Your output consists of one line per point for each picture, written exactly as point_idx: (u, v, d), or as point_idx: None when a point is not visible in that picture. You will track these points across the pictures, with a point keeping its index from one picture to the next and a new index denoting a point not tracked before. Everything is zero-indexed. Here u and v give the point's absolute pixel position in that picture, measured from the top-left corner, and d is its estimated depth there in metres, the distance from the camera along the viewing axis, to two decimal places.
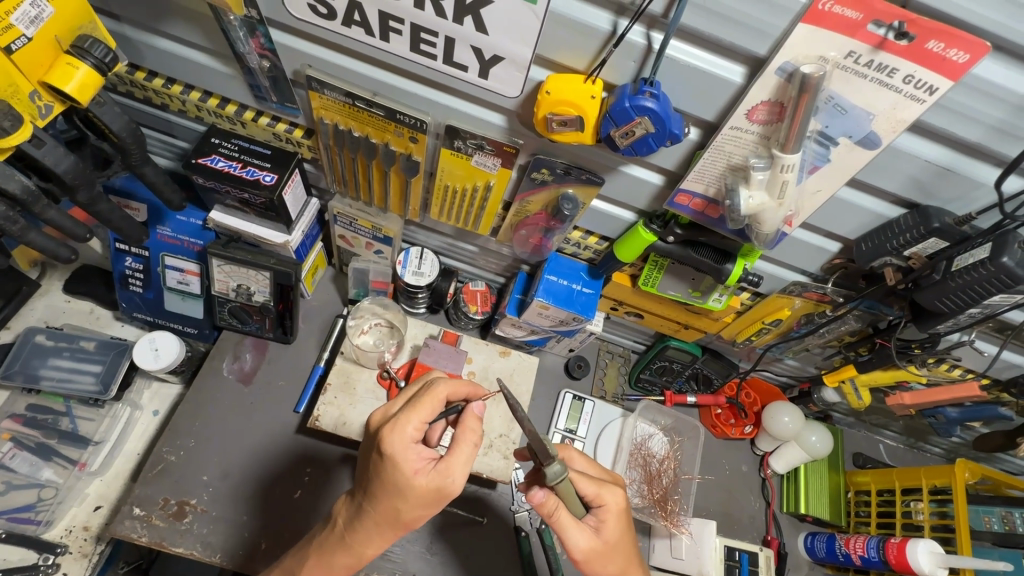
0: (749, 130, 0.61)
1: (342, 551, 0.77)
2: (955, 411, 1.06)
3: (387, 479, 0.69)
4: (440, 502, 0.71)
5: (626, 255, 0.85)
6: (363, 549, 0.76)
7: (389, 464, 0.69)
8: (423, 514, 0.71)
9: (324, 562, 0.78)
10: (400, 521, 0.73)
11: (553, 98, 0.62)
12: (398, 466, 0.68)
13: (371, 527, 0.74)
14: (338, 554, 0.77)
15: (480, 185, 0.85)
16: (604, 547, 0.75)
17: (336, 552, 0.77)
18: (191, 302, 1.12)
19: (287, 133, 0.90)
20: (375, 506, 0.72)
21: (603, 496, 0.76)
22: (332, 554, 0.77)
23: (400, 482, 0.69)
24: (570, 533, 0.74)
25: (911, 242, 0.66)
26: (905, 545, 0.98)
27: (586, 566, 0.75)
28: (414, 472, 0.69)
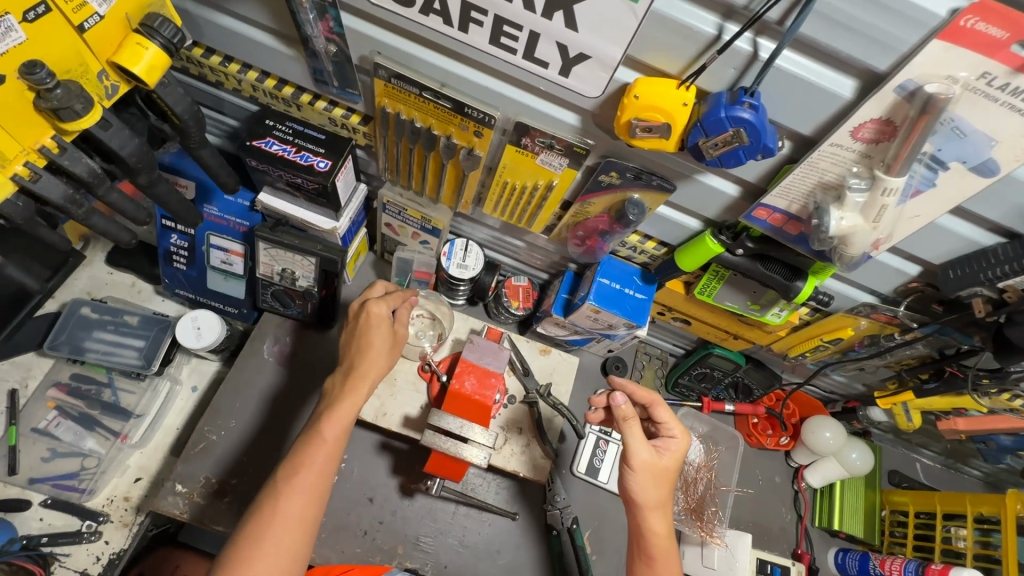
0: (851, 148, 0.57)
1: (346, 395, 0.83)
2: (1009, 439, 1.03)
3: (367, 330, 0.88)
4: (394, 352, 0.89)
5: (688, 264, 0.82)
6: (363, 393, 0.84)
7: (366, 319, 0.88)
8: (388, 358, 0.88)
9: (332, 412, 0.82)
10: (384, 363, 0.87)
11: (641, 103, 0.59)
12: (371, 314, 0.88)
13: (369, 369, 0.86)
14: (349, 396, 0.83)
15: (542, 183, 0.82)
16: (648, 504, 0.82)
17: (341, 399, 0.83)
18: (233, 282, 1.12)
19: (343, 119, 0.87)
20: (359, 358, 0.86)
21: (678, 430, 0.85)
22: (338, 400, 0.83)
23: (383, 327, 0.88)
24: (637, 444, 0.81)
25: (1009, 274, 0.62)
26: (948, 570, 0.97)
27: (641, 480, 0.81)
28: (382, 317, 0.89)
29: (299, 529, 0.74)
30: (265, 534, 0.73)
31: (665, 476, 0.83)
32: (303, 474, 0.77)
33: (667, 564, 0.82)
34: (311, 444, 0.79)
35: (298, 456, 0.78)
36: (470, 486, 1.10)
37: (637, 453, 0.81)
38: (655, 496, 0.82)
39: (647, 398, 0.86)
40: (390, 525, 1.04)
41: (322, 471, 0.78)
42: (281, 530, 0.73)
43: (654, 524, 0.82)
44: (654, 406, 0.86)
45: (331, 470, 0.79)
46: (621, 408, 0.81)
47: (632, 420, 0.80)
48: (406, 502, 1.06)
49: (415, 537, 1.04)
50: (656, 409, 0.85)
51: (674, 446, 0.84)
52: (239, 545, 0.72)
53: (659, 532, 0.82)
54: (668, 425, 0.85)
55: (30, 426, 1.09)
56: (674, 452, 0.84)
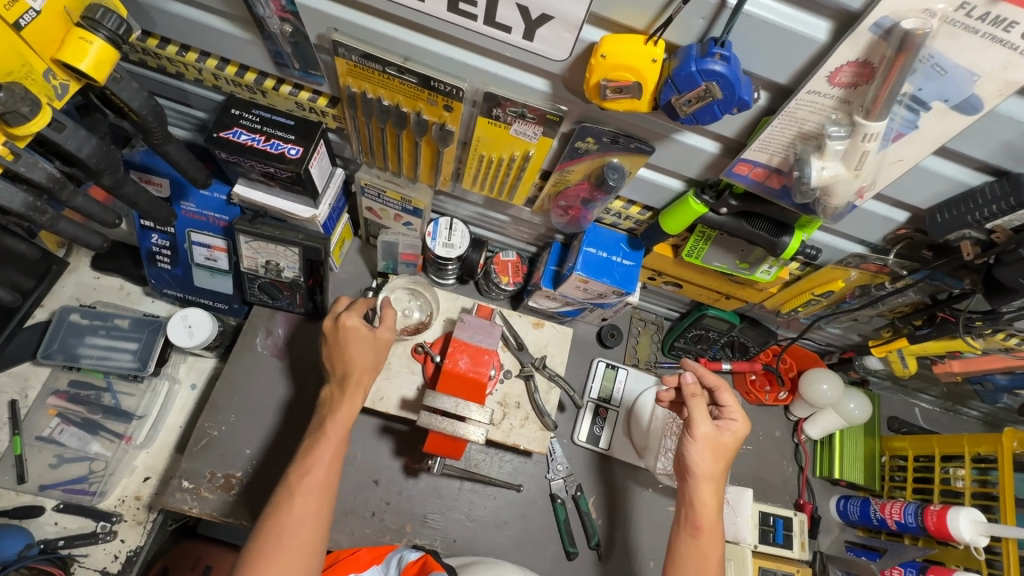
0: (828, 95, 0.55)
1: (347, 397, 0.88)
2: (1005, 379, 1.03)
3: (350, 341, 0.89)
4: (379, 353, 0.91)
5: (673, 227, 0.81)
6: (362, 396, 0.89)
7: (344, 333, 0.90)
8: (372, 363, 0.90)
9: (337, 415, 0.87)
10: (370, 362, 0.90)
11: (609, 63, 0.57)
12: (350, 327, 0.90)
13: (365, 371, 0.89)
14: (347, 399, 0.87)
15: (518, 155, 0.80)
16: (699, 475, 0.85)
17: (341, 403, 0.88)
18: (220, 277, 1.11)
19: (310, 102, 0.85)
20: (349, 369, 0.88)
21: (741, 414, 0.89)
22: (338, 404, 0.88)
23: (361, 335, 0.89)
24: (699, 419, 0.85)
25: (997, 214, 0.61)
26: (946, 511, 0.98)
27: (694, 452, 0.85)
28: (363, 328, 0.90)
29: (314, 524, 0.79)
30: (285, 532, 0.77)
31: (722, 452, 0.86)
32: (316, 470, 0.82)
33: (713, 537, 0.84)
34: (321, 442, 0.85)
35: (310, 456, 0.84)
36: (474, 462, 1.11)
37: (698, 426, 0.85)
38: (710, 468, 0.85)
39: (715, 381, 0.90)
40: (397, 505, 1.06)
41: (330, 469, 0.84)
42: (298, 528, 0.78)
43: (708, 498, 0.84)
44: (719, 390, 0.90)
45: (337, 466, 0.84)
46: (688, 385, 0.87)
47: (697, 395, 0.86)
48: (411, 482, 1.08)
49: (422, 515, 1.06)
50: (720, 393, 0.90)
51: (735, 426, 0.88)
52: (260, 544, 0.77)
53: (710, 505, 0.84)
54: (730, 410, 0.89)
55: (35, 434, 1.11)
56: (735, 433, 0.87)
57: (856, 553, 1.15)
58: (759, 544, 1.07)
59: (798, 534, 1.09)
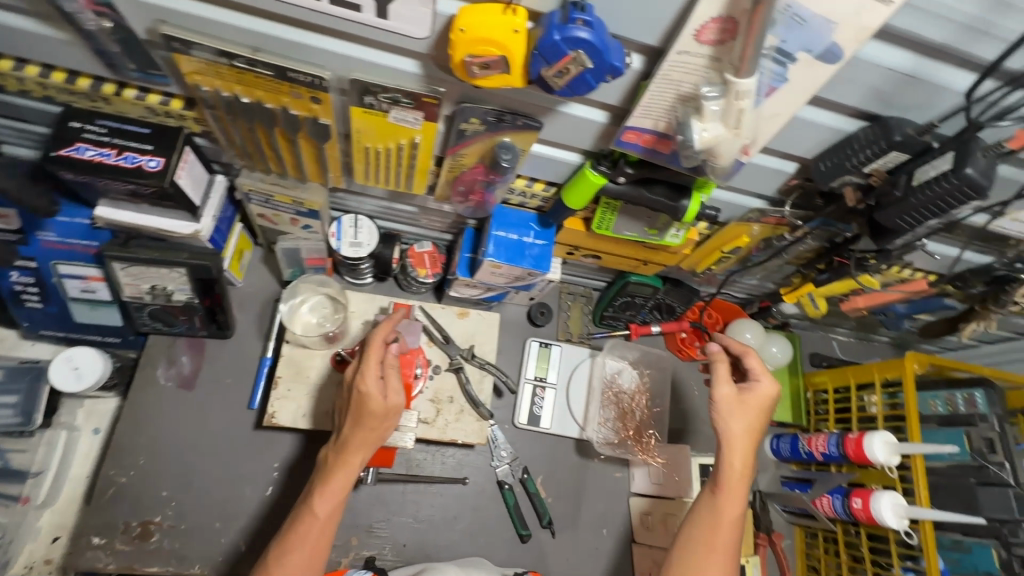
0: (698, 54, 0.53)
1: (340, 468, 0.76)
2: (904, 307, 1.10)
3: (364, 409, 0.76)
4: (393, 417, 0.78)
5: (576, 201, 0.78)
6: (358, 462, 0.77)
7: (359, 400, 0.76)
8: (381, 432, 0.77)
9: (328, 491, 0.75)
10: (379, 429, 0.77)
11: (469, 37, 0.52)
12: (368, 397, 0.76)
13: (358, 444, 0.77)
14: (339, 473, 0.76)
15: (405, 143, 0.74)
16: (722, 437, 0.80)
17: (335, 471, 0.77)
18: (104, 310, 1.00)
19: (163, 106, 0.75)
20: (354, 429, 0.77)
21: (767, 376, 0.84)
22: (330, 477, 0.76)
23: (372, 403, 0.75)
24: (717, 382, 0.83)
25: (872, 158, 0.62)
26: (863, 438, 1.04)
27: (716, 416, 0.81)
28: (379, 396, 0.77)
29: None
30: None
31: (750, 413, 0.81)
32: (294, 554, 0.72)
33: (734, 516, 0.79)
34: (305, 520, 0.75)
35: (291, 535, 0.74)
36: (415, 463, 1.08)
37: (717, 391, 0.82)
38: (736, 430, 0.80)
39: (740, 348, 0.87)
40: (339, 520, 1.02)
41: (314, 548, 0.74)
42: None
43: (734, 461, 0.79)
44: (746, 355, 0.86)
45: (323, 550, 0.75)
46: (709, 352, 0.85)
47: (720, 361, 0.84)
48: (351, 494, 1.04)
49: (368, 524, 1.03)
50: (747, 358, 0.86)
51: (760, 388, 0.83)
52: None
53: (734, 467, 0.79)
54: (755, 372, 0.84)
55: None
56: (761, 393, 0.82)
57: (790, 486, 1.22)
58: None
59: None
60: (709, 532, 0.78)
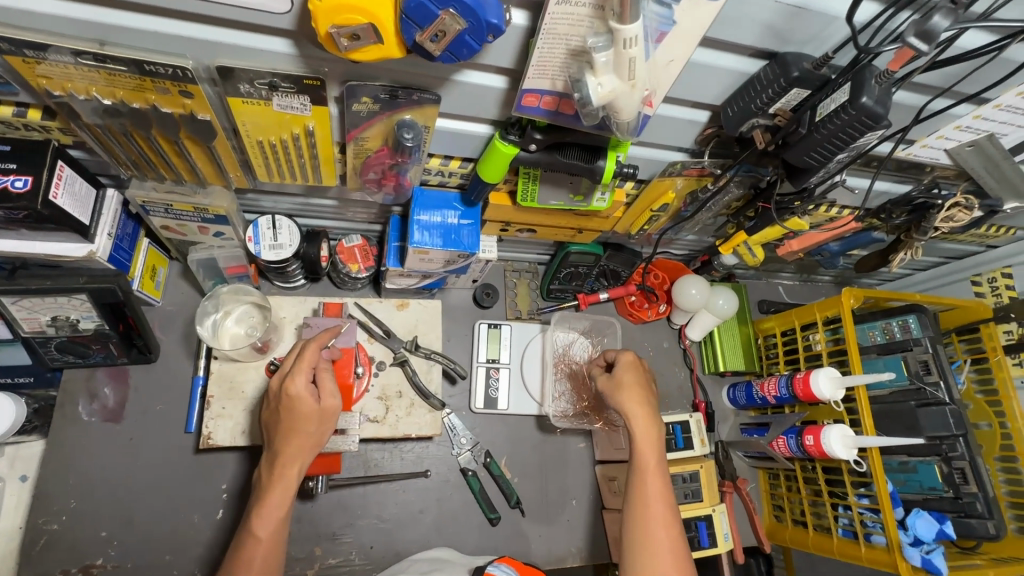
0: (580, 3, 0.50)
1: (277, 482, 0.73)
2: (837, 245, 1.11)
3: (294, 414, 0.74)
4: (328, 423, 0.76)
5: (491, 174, 0.75)
6: (298, 474, 0.74)
7: (291, 406, 0.74)
8: (319, 438, 0.75)
9: (266, 510, 0.72)
10: (315, 436, 0.75)
11: (329, 6, 0.47)
12: (296, 398, 0.74)
13: (292, 453, 0.74)
14: (278, 486, 0.73)
15: (299, 132, 0.69)
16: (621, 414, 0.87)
17: (272, 487, 0.73)
18: (8, 349, 0.91)
19: (19, 118, 0.68)
20: (289, 439, 0.74)
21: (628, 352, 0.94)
22: (267, 492, 0.73)
23: (307, 406, 0.74)
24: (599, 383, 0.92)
25: (774, 97, 0.60)
26: (810, 376, 1.07)
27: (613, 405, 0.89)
28: (309, 396, 0.75)
29: None
30: None
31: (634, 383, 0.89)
32: None
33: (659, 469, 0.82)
34: (247, 542, 0.71)
35: (236, 562, 0.70)
36: (373, 463, 1.05)
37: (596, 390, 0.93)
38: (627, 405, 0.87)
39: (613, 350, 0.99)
40: (300, 532, 0.99)
41: (263, 570, 0.70)
42: None
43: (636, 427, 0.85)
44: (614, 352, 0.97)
45: (272, 571, 0.71)
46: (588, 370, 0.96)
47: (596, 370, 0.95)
48: (309, 505, 1.00)
49: (330, 532, 1.00)
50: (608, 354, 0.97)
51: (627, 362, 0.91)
52: None
53: (637, 429, 0.84)
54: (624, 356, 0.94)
55: None
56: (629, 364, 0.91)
57: (749, 432, 1.24)
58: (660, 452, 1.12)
59: (696, 433, 1.15)
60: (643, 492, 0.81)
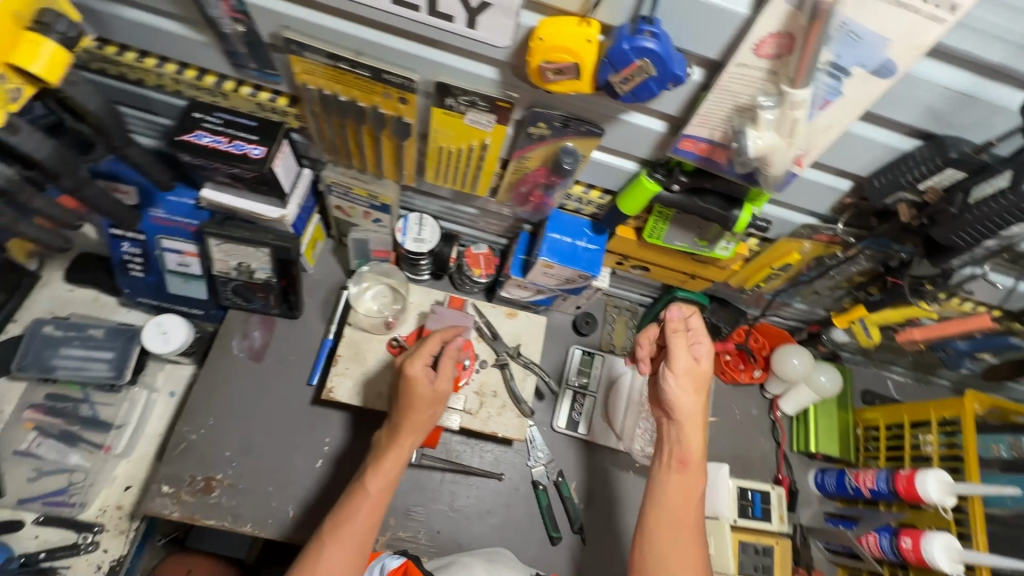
0: (757, 67, 0.58)
1: (392, 449, 0.83)
2: (965, 344, 1.04)
3: (411, 394, 0.83)
4: (442, 405, 0.85)
5: (629, 208, 0.83)
6: (410, 446, 0.84)
7: (408, 384, 0.83)
8: (433, 416, 0.84)
9: (379, 469, 0.82)
10: (428, 416, 0.84)
11: (547, 45, 0.59)
12: (413, 377, 0.83)
13: (407, 427, 0.83)
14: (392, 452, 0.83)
15: (475, 144, 0.82)
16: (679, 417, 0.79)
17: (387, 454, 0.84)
18: (194, 283, 1.12)
19: (271, 102, 0.87)
20: (404, 415, 0.83)
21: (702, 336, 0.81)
22: (383, 457, 0.83)
23: (421, 386, 0.83)
24: (677, 354, 0.78)
25: (926, 174, 0.64)
26: (915, 475, 1.00)
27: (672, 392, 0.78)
28: (424, 377, 0.84)
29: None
30: None
31: (703, 383, 0.79)
32: (349, 523, 0.78)
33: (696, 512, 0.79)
34: (358, 493, 0.81)
35: (346, 507, 0.81)
36: (454, 454, 1.12)
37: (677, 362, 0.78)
38: (696, 406, 0.79)
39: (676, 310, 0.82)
40: None
41: (369, 521, 0.80)
42: None
43: (689, 435, 0.79)
44: (657, 312, 0.82)
45: (374, 525, 0.80)
46: (673, 321, 0.80)
47: (675, 331, 0.78)
48: None
49: (405, 508, 1.07)
50: (692, 320, 0.81)
51: (705, 347, 0.80)
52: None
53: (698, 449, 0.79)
54: (696, 333, 0.81)
55: (12, 449, 1.10)
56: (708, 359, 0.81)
57: (834, 522, 1.18)
58: (738, 518, 1.08)
59: (775, 508, 1.11)
60: (676, 512, 0.78)
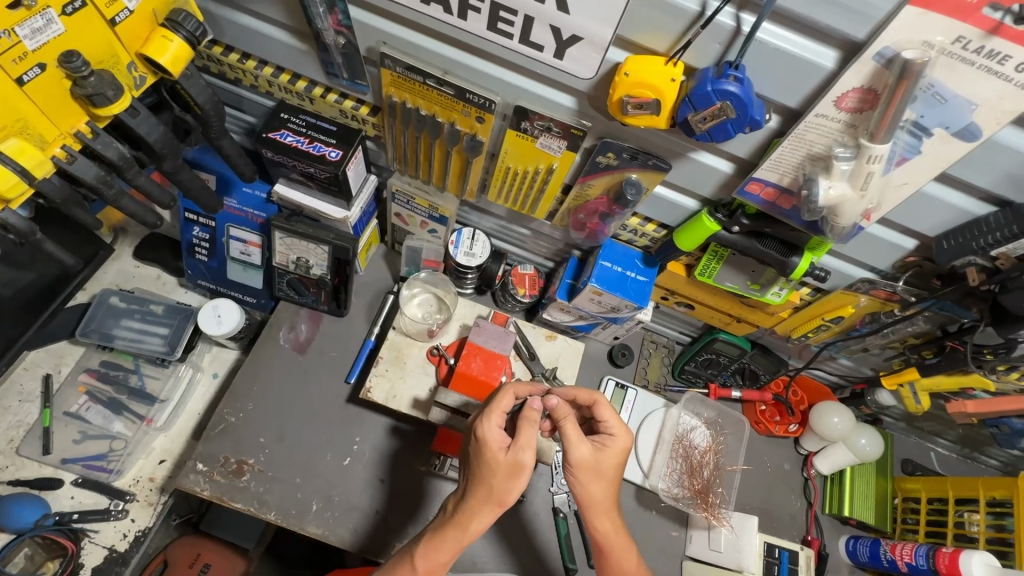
0: (835, 118, 0.59)
1: (452, 526, 0.78)
2: (1022, 422, 1.00)
3: (483, 463, 0.76)
4: (520, 479, 0.75)
5: (686, 243, 0.84)
6: (475, 520, 0.77)
7: (478, 449, 0.76)
8: (513, 489, 0.76)
9: (435, 543, 0.78)
10: (503, 490, 0.76)
11: (631, 80, 0.62)
12: (487, 445, 0.75)
13: (474, 503, 0.77)
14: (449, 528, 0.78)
15: (542, 167, 0.85)
16: (589, 507, 0.82)
17: (448, 528, 0.78)
18: (252, 272, 1.17)
19: (353, 110, 0.92)
20: (475, 483, 0.77)
21: (612, 426, 0.83)
22: (443, 531, 0.78)
23: (492, 458, 0.74)
24: (573, 445, 0.79)
25: (1001, 241, 0.63)
26: (958, 555, 0.95)
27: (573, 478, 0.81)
28: (499, 447, 0.75)
29: None
30: None
31: (603, 474, 0.81)
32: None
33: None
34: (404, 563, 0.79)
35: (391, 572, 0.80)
36: None
37: (574, 454, 0.79)
38: (597, 499, 0.81)
39: (589, 398, 0.85)
40: None
41: None
42: None
43: (599, 522, 0.83)
44: (595, 406, 0.84)
45: None
46: (557, 410, 0.80)
47: (566, 419, 0.79)
48: None
49: None
50: (598, 410, 0.84)
51: (615, 446, 0.82)
52: None
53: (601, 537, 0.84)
54: (608, 425, 0.83)
55: (63, 409, 1.16)
56: (614, 450, 0.81)
57: None
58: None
59: (803, 570, 1.07)
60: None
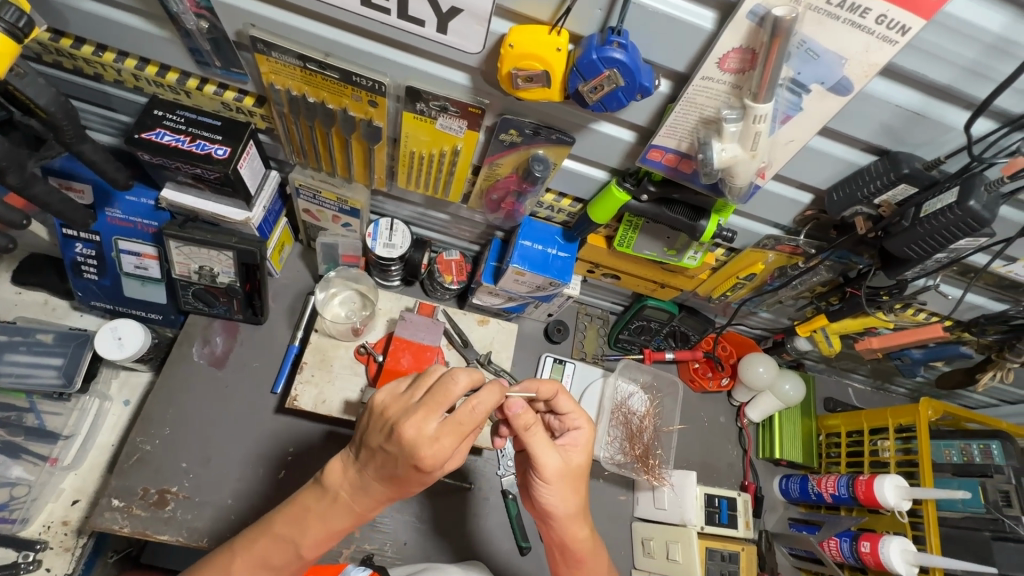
0: (721, 80, 0.59)
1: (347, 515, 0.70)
2: (919, 352, 1.07)
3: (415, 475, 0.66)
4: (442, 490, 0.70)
5: (599, 216, 0.83)
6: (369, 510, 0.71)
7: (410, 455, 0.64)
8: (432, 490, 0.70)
9: (321, 524, 0.70)
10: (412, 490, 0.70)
11: (517, 52, 0.59)
12: (423, 452, 0.64)
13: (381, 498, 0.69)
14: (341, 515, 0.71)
15: (447, 149, 0.81)
16: (565, 517, 0.78)
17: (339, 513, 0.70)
18: (152, 287, 1.07)
19: (236, 102, 0.84)
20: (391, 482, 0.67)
21: (574, 420, 0.82)
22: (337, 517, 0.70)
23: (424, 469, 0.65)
24: (544, 453, 0.75)
25: (881, 189, 0.66)
26: (874, 481, 1.03)
27: (546, 487, 0.77)
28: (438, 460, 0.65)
29: None
30: None
31: (577, 478, 0.79)
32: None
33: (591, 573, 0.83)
34: (284, 551, 0.70)
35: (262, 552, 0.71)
36: None
37: (548, 462, 0.75)
38: (571, 507, 0.78)
39: (551, 391, 0.80)
40: None
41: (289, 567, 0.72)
42: None
43: (575, 530, 0.79)
44: (557, 397, 0.81)
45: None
46: (521, 417, 0.74)
47: (534, 426, 0.75)
48: None
49: None
50: (558, 402, 0.82)
51: (581, 442, 0.81)
52: None
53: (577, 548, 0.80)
54: (572, 417, 0.82)
55: None
56: (580, 449, 0.80)
57: (798, 528, 1.19)
58: (705, 525, 1.10)
59: (741, 514, 1.13)
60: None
